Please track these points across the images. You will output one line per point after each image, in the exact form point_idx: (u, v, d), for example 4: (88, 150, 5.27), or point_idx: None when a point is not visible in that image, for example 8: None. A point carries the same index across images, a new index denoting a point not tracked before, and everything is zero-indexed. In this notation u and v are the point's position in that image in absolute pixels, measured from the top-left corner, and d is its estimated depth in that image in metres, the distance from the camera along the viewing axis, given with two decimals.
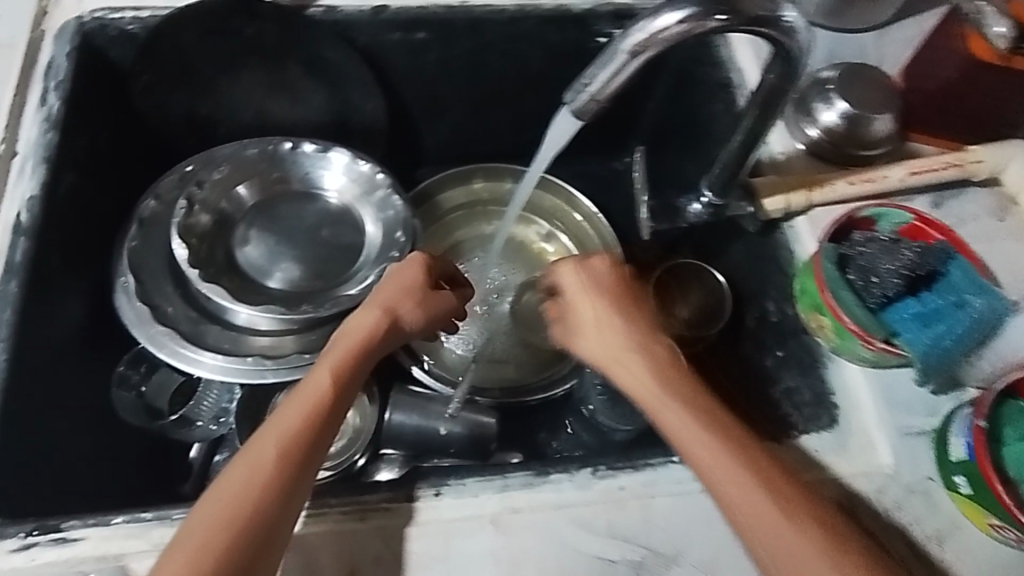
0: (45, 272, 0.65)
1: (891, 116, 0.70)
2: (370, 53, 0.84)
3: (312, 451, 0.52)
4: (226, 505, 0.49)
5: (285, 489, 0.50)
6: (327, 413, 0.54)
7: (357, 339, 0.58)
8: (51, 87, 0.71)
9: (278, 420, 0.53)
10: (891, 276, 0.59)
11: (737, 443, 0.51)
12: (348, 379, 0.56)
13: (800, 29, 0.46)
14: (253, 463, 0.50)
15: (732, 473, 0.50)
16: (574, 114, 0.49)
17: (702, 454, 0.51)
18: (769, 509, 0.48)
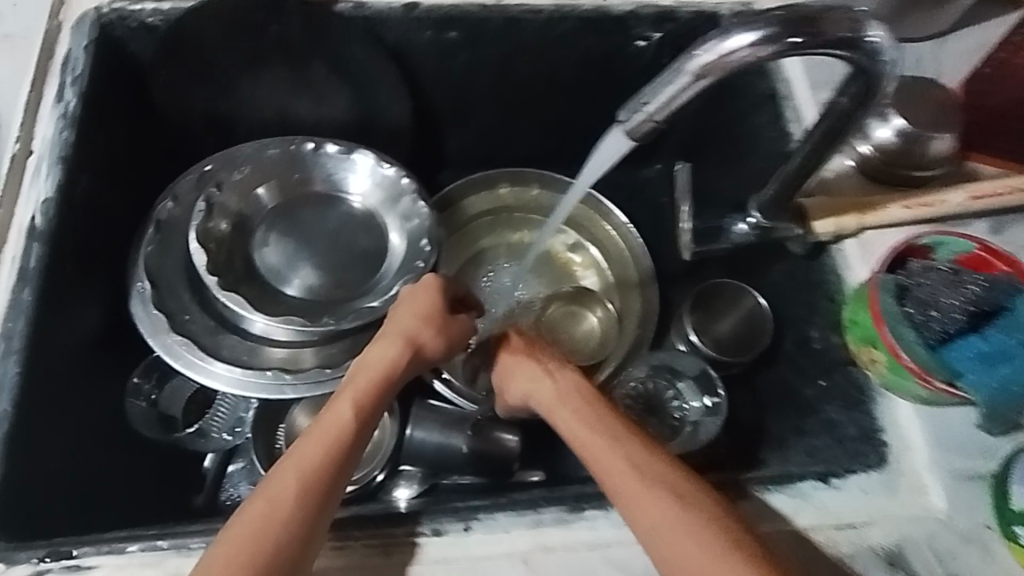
0: (59, 278, 0.63)
1: (952, 136, 0.65)
2: (398, 52, 0.80)
3: (334, 483, 0.52)
4: (246, 540, 0.48)
5: (308, 522, 0.49)
6: (349, 445, 0.54)
7: (380, 369, 0.59)
8: (68, 83, 0.69)
9: (300, 453, 0.52)
10: (955, 310, 0.54)
11: (652, 468, 0.53)
12: (369, 411, 0.57)
13: (885, 49, 0.42)
14: (274, 496, 0.50)
15: (637, 490, 0.51)
16: (626, 134, 0.46)
17: (617, 481, 0.52)
18: (694, 528, 0.49)
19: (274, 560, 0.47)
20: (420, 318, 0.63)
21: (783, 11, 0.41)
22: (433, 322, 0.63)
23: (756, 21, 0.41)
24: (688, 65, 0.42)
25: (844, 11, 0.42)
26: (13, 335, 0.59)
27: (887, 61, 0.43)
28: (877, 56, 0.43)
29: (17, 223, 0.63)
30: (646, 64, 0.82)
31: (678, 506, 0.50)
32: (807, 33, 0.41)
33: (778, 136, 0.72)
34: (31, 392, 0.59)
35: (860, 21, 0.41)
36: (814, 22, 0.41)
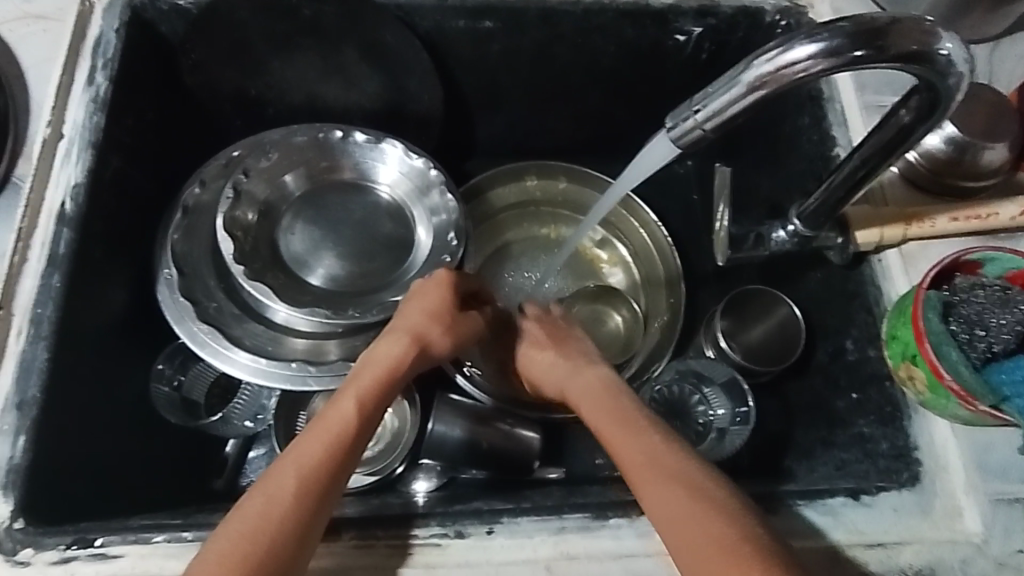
0: (87, 264, 0.63)
1: (1006, 146, 0.62)
2: (431, 40, 0.78)
3: (332, 479, 0.51)
4: (242, 534, 0.47)
5: (305, 516, 0.48)
6: (350, 442, 0.53)
7: (386, 366, 0.59)
8: (99, 65, 0.67)
9: (301, 447, 0.52)
10: (1005, 330, 0.53)
11: (673, 468, 0.52)
12: (371, 408, 0.56)
13: (957, 62, 0.40)
14: (273, 490, 0.49)
15: (642, 464, 0.53)
16: (675, 141, 0.45)
17: (639, 477, 0.52)
18: (706, 527, 0.48)
19: (268, 552, 0.46)
20: (433, 311, 0.64)
21: (853, 21, 0.39)
22: (439, 317, 0.64)
23: (822, 32, 0.39)
24: (744, 75, 0.40)
25: (916, 21, 0.39)
26: (42, 321, 0.58)
27: (955, 77, 0.41)
28: (946, 70, 0.40)
29: (47, 207, 0.62)
30: (685, 59, 0.79)
31: (695, 504, 0.49)
32: (877, 46, 0.39)
33: (821, 139, 0.69)
34: (59, 380, 0.58)
35: (933, 33, 0.39)
36: (883, 34, 0.39)
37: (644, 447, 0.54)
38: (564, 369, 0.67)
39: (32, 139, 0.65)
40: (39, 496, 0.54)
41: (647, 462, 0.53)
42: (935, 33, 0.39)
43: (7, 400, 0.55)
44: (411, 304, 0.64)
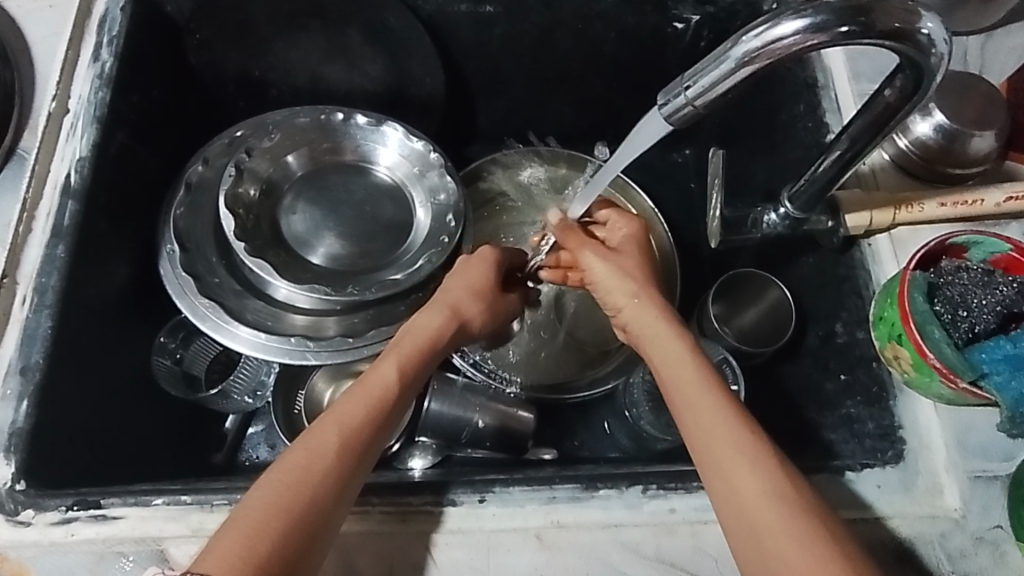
0: (91, 235, 0.64)
1: (994, 133, 0.64)
2: (434, 23, 0.80)
3: (370, 447, 0.50)
4: (279, 493, 0.45)
5: (343, 482, 0.47)
6: (392, 408, 0.52)
7: (426, 334, 0.58)
8: (105, 41, 0.68)
9: (341, 407, 0.50)
10: (985, 311, 0.55)
11: (762, 447, 0.46)
12: (414, 375, 0.55)
13: (937, 43, 0.41)
14: (317, 449, 0.47)
15: (715, 427, 0.47)
16: (666, 118, 0.46)
17: (708, 452, 0.47)
18: (790, 523, 0.43)
19: (306, 518, 0.45)
20: (473, 283, 0.64)
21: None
22: (481, 295, 0.64)
23: (808, 9, 0.40)
24: (733, 51, 0.42)
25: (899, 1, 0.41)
26: (47, 291, 0.59)
27: (936, 56, 0.42)
28: (927, 49, 0.42)
29: (53, 179, 0.63)
30: (683, 47, 0.81)
31: (779, 490, 0.44)
32: (862, 23, 0.40)
33: (815, 126, 0.71)
34: (62, 347, 0.59)
35: (915, 12, 0.40)
36: (867, 12, 0.40)
37: (730, 417, 0.47)
38: (643, 307, 0.58)
39: (38, 113, 0.66)
40: (42, 460, 0.56)
41: (735, 433, 0.46)
42: (917, 12, 0.41)
43: (12, 365, 0.57)
44: (451, 278, 0.64)
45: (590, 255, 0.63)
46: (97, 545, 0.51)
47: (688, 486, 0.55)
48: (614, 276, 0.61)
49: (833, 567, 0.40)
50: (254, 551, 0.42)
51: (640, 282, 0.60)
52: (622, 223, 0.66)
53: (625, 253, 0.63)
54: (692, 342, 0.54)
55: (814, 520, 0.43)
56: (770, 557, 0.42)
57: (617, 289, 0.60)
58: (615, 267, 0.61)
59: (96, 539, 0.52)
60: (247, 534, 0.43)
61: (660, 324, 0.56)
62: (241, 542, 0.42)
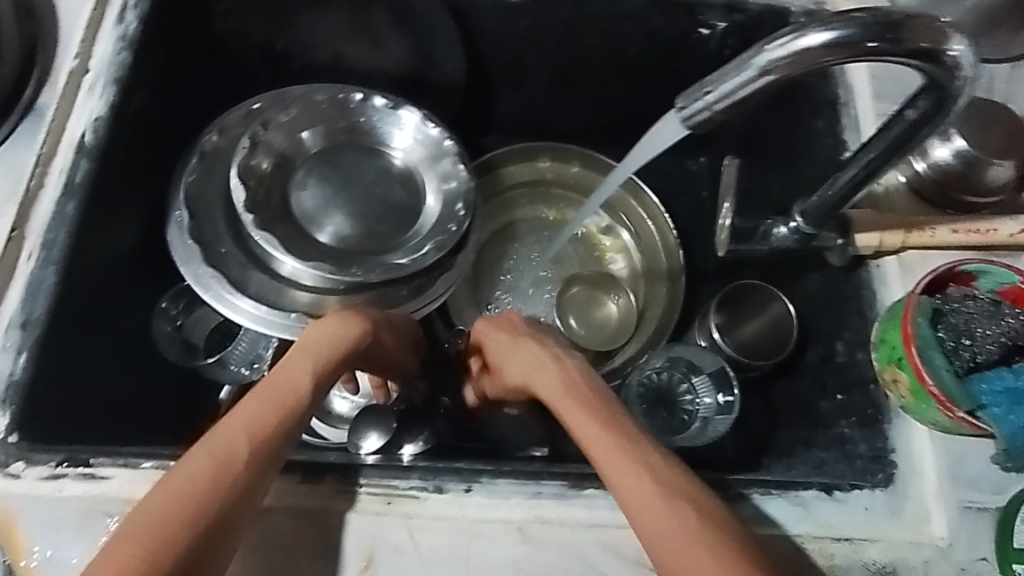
0: (102, 195, 0.64)
1: (1013, 164, 0.63)
2: (460, 10, 0.79)
3: (280, 447, 0.48)
4: (177, 497, 0.42)
5: (254, 483, 0.45)
6: (300, 409, 0.50)
7: (336, 339, 0.55)
8: (130, 4, 0.68)
9: (245, 408, 0.48)
10: (989, 341, 0.54)
11: (671, 487, 0.45)
12: (324, 378, 0.53)
13: (965, 66, 0.41)
14: (222, 454, 0.45)
15: (622, 471, 0.47)
16: (683, 121, 0.46)
17: (625, 492, 0.46)
18: (702, 559, 0.41)
19: (210, 519, 0.43)
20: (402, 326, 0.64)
21: (869, 12, 0.40)
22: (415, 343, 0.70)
23: (836, 21, 0.40)
24: (757, 59, 0.41)
25: (931, 20, 0.40)
26: (54, 247, 0.60)
27: (963, 78, 0.42)
28: (955, 71, 0.41)
29: (68, 136, 0.63)
30: (709, 52, 0.80)
31: (688, 524, 0.43)
32: (891, 39, 0.39)
33: (834, 143, 0.70)
34: (65, 304, 0.60)
35: (947, 32, 0.40)
36: (898, 28, 0.40)
37: (640, 456, 0.47)
38: (554, 373, 0.57)
39: (59, 69, 0.66)
40: (41, 413, 0.56)
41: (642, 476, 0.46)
42: (947, 32, 0.40)
43: (14, 317, 0.57)
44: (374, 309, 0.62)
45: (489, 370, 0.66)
46: (82, 502, 0.52)
47: None
48: (520, 354, 0.60)
49: None
50: (157, 553, 0.40)
51: (550, 354, 0.60)
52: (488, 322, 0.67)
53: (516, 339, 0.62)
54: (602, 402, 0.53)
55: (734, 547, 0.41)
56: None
57: (533, 369, 0.58)
58: (512, 343, 0.62)
59: (81, 496, 0.52)
60: (144, 540, 0.40)
61: (570, 387, 0.55)
62: (140, 546, 0.40)
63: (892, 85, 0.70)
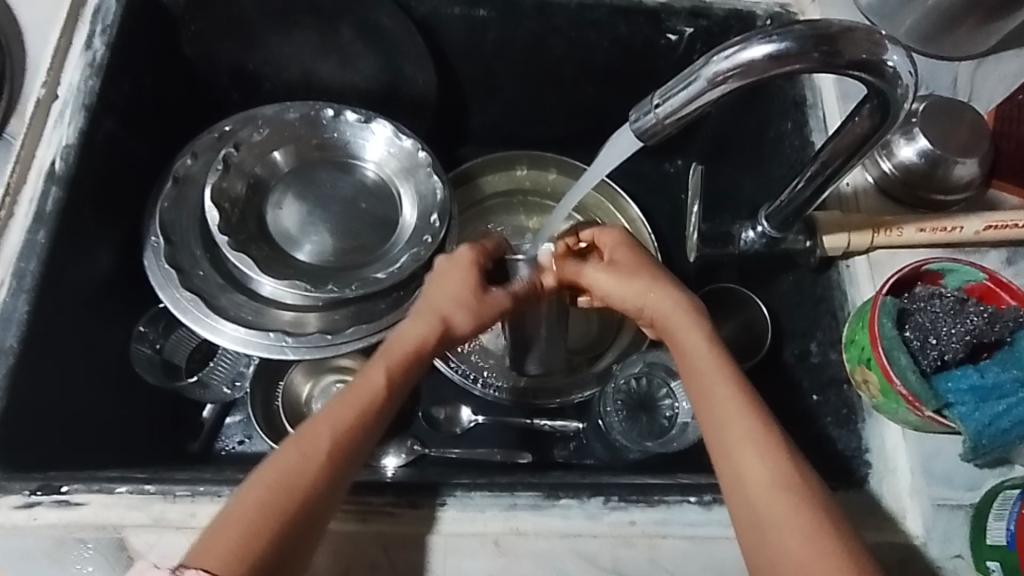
0: (73, 223, 0.64)
1: (976, 161, 0.64)
2: (427, 24, 0.80)
3: (363, 445, 0.52)
4: (270, 491, 0.48)
5: (337, 482, 0.50)
6: (382, 410, 0.53)
7: (408, 350, 0.57)
8: (97, 30, 0.69)
9: (330, 410, 0.52)
10: (954, 339, 0.55)
11: (771, 440, 0.48)
12: (406, 371, 0.56)
13: (903, 74, 0.43)
14: (308, 450, 0.49)
15: (730, 413, 0.50)
16: (636, 133, 0.46)
17: (721, 443, 0.49)
18: (797, 516, 0.45)
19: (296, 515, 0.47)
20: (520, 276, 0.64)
21: (807, 26, 0.41)
22: (483, 314, 0.60)
23: (777, 33, 0.41)
24: (703, 71, 0.42)
25: (868, 31, 0.42)
26: (25, 275, 0.60)
27: (902, 87, 0.44)
28: (894, 80, 0.43)
29: (38, 165, 0.64)
30: (678, 58, 0.81)
31: (781, 485, 0.46)
32: (829, 52, 0.41)
33: (801, 144, 0.71)
34: (38, 332, 0.60)
35: (882, 44, 0.42)
36: (834, 41, 0.41)
37: (741, 409, 0.50)
38: (663, 292, 0.58)
39: (27, 99, 0.66)
40: (15, 440, 0.57)
41: (749, 425, 0.49)
42: (884, 44, 0.42)
43: None
44: (434, 285, 0.61)
45: (592, 274, 0.61)
46: (56, 530, 0.52)
47: (649, 499, 0.55)
48: (623, 279, 0.60)
49: (832, 563, 0.43)
50: (246, 549, 0.46)
51: (664, 276, 0.60)
52: (610, 234, 0.64)
53: (642, 262, 0.61)
54: (710, 331, 0.55)
55: (823, 520, 0.45)
56: (771, 547, 0.45)
57: (644, 291, 0.59)
58: (620, 271, 0.60)
59: (57, 524, 0.52)
60: (240, 535, 0.46)
61: (689, 318, 0.56)
62: (234, 545, 0.46)
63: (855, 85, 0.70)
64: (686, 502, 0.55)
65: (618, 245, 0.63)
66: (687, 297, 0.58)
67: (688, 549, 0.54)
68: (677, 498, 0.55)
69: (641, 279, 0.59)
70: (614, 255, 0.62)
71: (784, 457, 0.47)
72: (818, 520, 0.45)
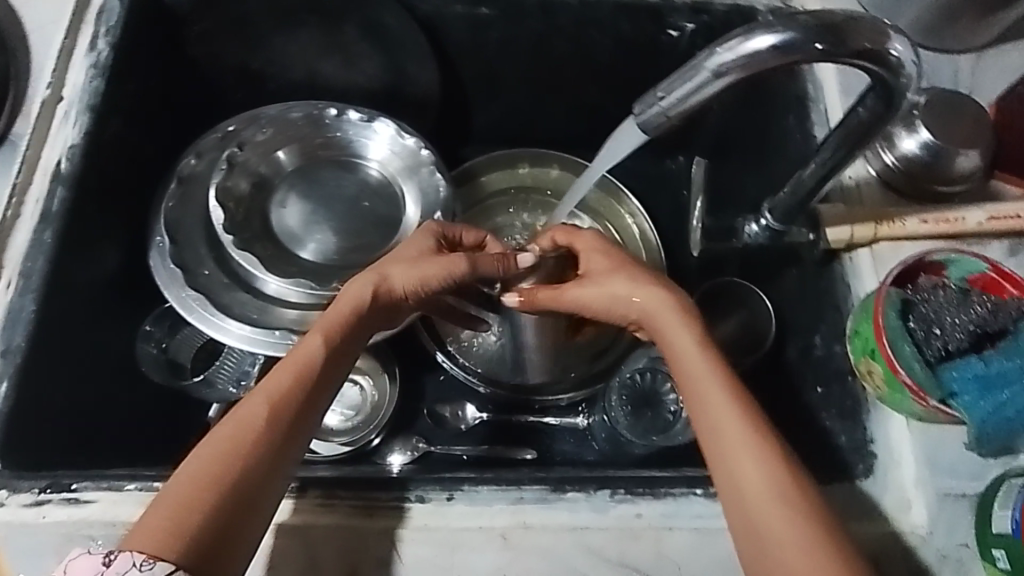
0: (79, 223, 0.65)
1: (978, 153, 0.64)
2: (430, 24, 0.80)
3: (304, 414, 0.51)
4: (210, 465, 0.47)
5: (277, 454, 0.49)
6: (318, 381, 0.53)
7: (345, 315, 0.56)
8: (102, 32, 0.69)
9: (269, 379, 0.52)
10: (958, 330, 0.55)
11: (764, 446, 0.48)
12: (342, 346, 0.56)
13: (906, 63, 0.43)
14: (244, 421, 0.49)
15: (719, 418, 0.50)
16: (640, 126, 0.47)
17: (716, 445, 0.49)
18: (790, 524, 0.45)
19: (237, 491, 0.47)
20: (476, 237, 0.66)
21: (811, 16, 0.41)
22: (423, 276, 0.60)
23: (782, 24, 0.41)
24: (708, 62, 0.42)
25: (872, 21, 0.42)
26: (32, 275, 0.60)
27: (906, 76, 0.44)
28: (898, 71, 0.44)
29: (44, 166, 0.64)
30: (680, 54, 0.81)
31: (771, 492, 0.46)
32: (834, 42, 0.41)
33: (804, 139, 0.71)
34: (45, 331, 0.60)
35: (885, 35, 0.42)
36: (839, 31, 0.41)
37: (733, 414, 0.49)
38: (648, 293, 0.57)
39: (32, 100, 0.67)
40: (21, 440, 0.57)
41: (741, 431, 0.48)
42: (887, 34, 0.42)
43: None
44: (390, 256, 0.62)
45: (575, 292, 0.61)
46: (65, 528, 0.52)
47: (655, 492, 0.56)
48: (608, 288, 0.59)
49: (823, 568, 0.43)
50: (181, 523, 0.45)
51: (640, 274, 0.59)
52: (588, 239, 0.63)
53: (623, 264, 0.61)
54: (700, 331, 0.55)
55: (814, 527, 0.45)
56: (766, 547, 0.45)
57: (636, 296, 0.58)
58: (604, 276, 0.60)
59: (65, 522, 0.52)
60: (176, 509, 0.45)
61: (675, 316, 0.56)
62: (168, 519, 0.45)
63: (856, 75, 0.71)
64: (692, 494, 0.56)
65: (598, 250, 0.62)
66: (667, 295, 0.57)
67: (693, 542, 0.54)
68: (683, 491, 0.55)
69: (628, 280, 0.59)
70: (598, 257, 0.62)
71: (778, 456, 0.48)
72: (811, 528, 0.45)
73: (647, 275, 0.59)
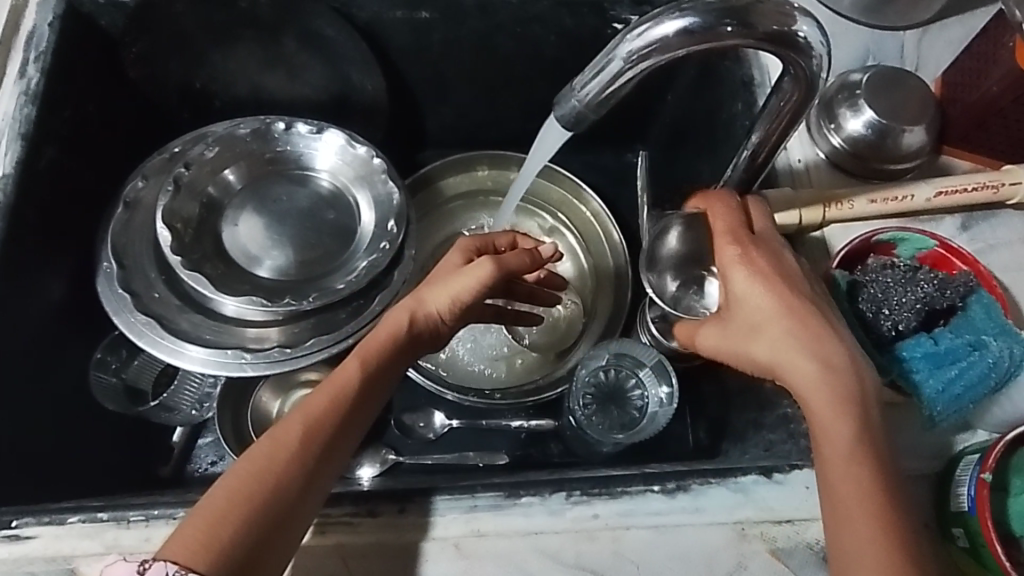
0: (17, 253, 0.64)
1: (923, 129, 0.64)
2: (371, 31, 0.79)
3: (337, 437, 0.52)
4: (245, 479, 0.48)
5: (308, 474, 0.50)
6: (355, 403, 0.53)
7: (385, 342, 0.56)
8: (31, 58, 0.68)
9: (306, 402, 0.53)
10: (904, 308, 0.55)
11: (859, 458, 0.46)
12: (379, 371, 0.55)
13: (815, 45, 0.43)
14: (281, 441, 0.50)
15: (827, 432, 0.47)
16: (562, 121, 0.46)
17: (824, 456, 0.47)
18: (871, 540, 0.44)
19: (273, 510, 0.48)
20: (510, 237, 0.66)
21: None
22: (455, 295, 0.57)
23: (689, 7, 0.41)
24: (618, 51, 0.42)
25: (777, 3, 0.42)
26: None
27: (816, 57, 0.44)
28: (809, 51, 0.43)
29: None
30: None
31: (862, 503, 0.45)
32: (742, 24, 0.41)
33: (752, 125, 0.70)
34: None
35: (791, 14, 0.42)
36: (746, 13, 0.41)
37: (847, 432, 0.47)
38: (791, 337, 0.49)
39: None
40: None
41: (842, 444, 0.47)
42: (792, 14, 0.42)
43: None
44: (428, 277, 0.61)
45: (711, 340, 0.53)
46: (6, 565, 0.51)
47: (612, 491, 0.55)
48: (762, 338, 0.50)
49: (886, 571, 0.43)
50: (212, 537, 0.46)
51: (787, 314, 0.49)
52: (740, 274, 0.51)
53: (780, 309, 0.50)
54: (831, 350, 0.49)
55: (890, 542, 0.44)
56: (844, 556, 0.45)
57: (777, 349, 0.49)
58: (745, 328, 0.51)
59: (6, 559, 0.52)
60: (209, 521, 0.46)
61: (791, 325, 0.49)
62: (198, 533, 0.46)
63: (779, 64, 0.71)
64: (649, 491, 0.55)
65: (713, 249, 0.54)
66: (819, 315, 0.50)
67: (651, 539, 0.53)
68: (640, 488, 0.55)
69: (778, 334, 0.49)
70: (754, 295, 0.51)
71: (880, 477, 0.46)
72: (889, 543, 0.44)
73: (820, 325, 0.49)
